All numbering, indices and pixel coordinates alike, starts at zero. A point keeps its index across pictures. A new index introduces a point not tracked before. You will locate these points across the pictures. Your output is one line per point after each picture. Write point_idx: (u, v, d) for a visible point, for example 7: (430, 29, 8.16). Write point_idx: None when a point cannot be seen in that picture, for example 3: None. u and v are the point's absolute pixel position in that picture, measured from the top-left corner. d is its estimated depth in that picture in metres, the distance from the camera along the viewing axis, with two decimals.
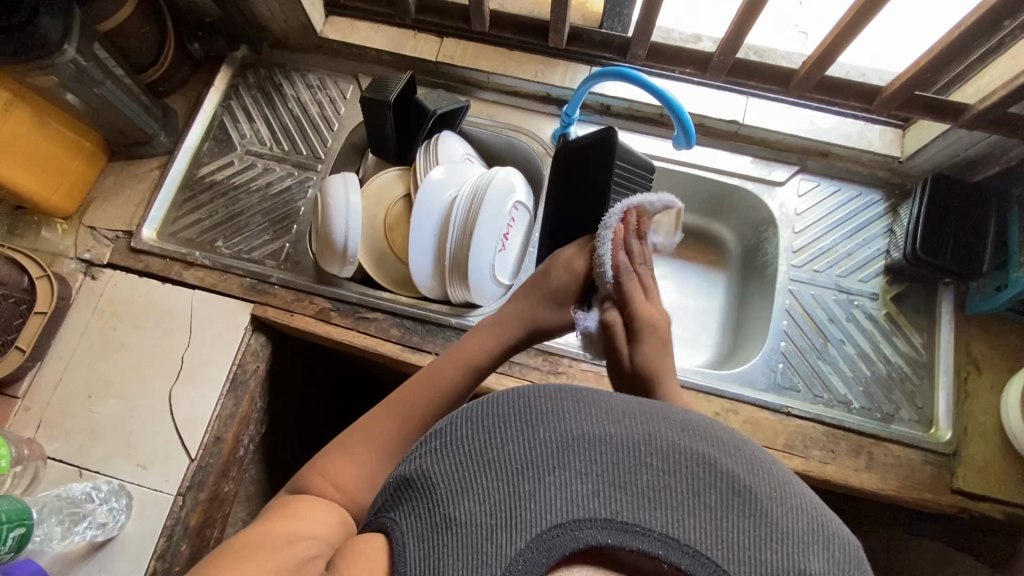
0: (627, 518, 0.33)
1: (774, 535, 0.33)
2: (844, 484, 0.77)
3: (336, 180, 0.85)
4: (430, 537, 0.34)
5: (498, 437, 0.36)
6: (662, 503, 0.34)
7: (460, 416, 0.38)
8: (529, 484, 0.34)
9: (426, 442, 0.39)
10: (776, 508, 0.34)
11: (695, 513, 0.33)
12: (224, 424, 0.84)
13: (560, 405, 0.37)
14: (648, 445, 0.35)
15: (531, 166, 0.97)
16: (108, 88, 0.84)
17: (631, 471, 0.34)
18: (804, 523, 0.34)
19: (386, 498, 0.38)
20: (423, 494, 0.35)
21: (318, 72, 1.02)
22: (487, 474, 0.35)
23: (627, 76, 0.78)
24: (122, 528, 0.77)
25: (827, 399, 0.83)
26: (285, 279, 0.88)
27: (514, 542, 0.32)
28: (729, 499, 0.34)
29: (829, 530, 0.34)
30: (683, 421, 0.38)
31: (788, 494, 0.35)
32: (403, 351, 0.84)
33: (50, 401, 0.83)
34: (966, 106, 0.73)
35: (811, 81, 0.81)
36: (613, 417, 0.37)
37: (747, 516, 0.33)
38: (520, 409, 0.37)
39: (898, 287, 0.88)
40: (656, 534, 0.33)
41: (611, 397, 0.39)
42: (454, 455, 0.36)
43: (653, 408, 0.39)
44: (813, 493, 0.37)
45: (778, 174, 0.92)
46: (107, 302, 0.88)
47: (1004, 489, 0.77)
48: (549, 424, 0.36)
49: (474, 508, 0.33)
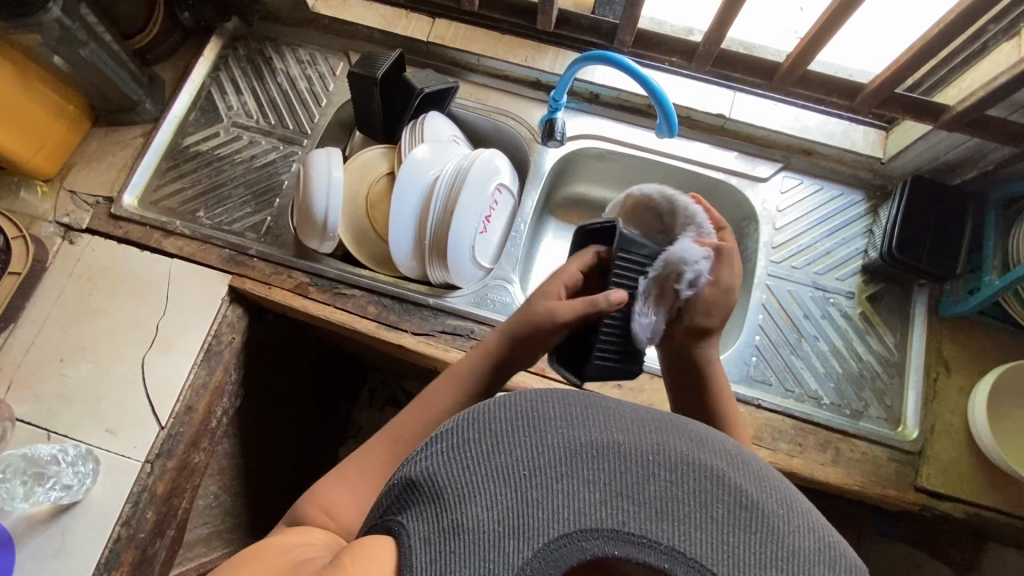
0: (634, 529, 0.33)
1: (779, 552, 0.33)
2: (809, 477, 0.78)
3: (319, 154, 0.85)
4: (437, 543, 0.32)
5: (507, 442, 0.35)
6: (670, 516, 0.34)
7: (466, 419, 0.37)
8: (539, 492, 0.33)
9: (430, 444, 0.37)
10: (782, 525, 0.34)
11: (701, 527, 0.34)
12: (197, 394, 0.83)
13: (569, 412, 0.37)
14: (656, 457, 0.36)
15: (518, 151, 0.98)
16: (92, 50, 0.83)
17: (639, 483, 0.34)
18: (808, 540, 0.34)
19: (392, 500, 0.36)
20: (432, 498, 0.34)
21: (308, 47, 1.02)
22: (496, 480, 0.34)
23: (612, 61, 0.78)
24: (88, 492, 0.77)
25: (798, 393, 0.83)
26: (263, 251, 0.88)
27: (523, 551, 0.31)
28: (736, 512, 0.34)
29: (834, 549, 0.35)
30: (690, 432, 0.38)
31: (793, 510, 0.36)
32: (379, 328, 0.84)
33: (21, 362, 0.82)
34: (945, 107, 0.74)
35: (794, 75, 0.81)
36: (622, 425, 0.37)
37: (753, 532, 0.34)
38: (529, 415, 0.36)
39: (874, 287, 0.89)
40: (663, 547, 0.33)
41: (618, 406, 0.39)
42: (462, 459, 0.35)
43: (661, 418, 0.39)
44: (820, 513, 0.37)
45: (762, 169, 0.93)
46: (84, 267, 0.87)
47: (967, 489, 0.78)
48: (558, 430, 0.36)
49: (484, 514, 0.32)
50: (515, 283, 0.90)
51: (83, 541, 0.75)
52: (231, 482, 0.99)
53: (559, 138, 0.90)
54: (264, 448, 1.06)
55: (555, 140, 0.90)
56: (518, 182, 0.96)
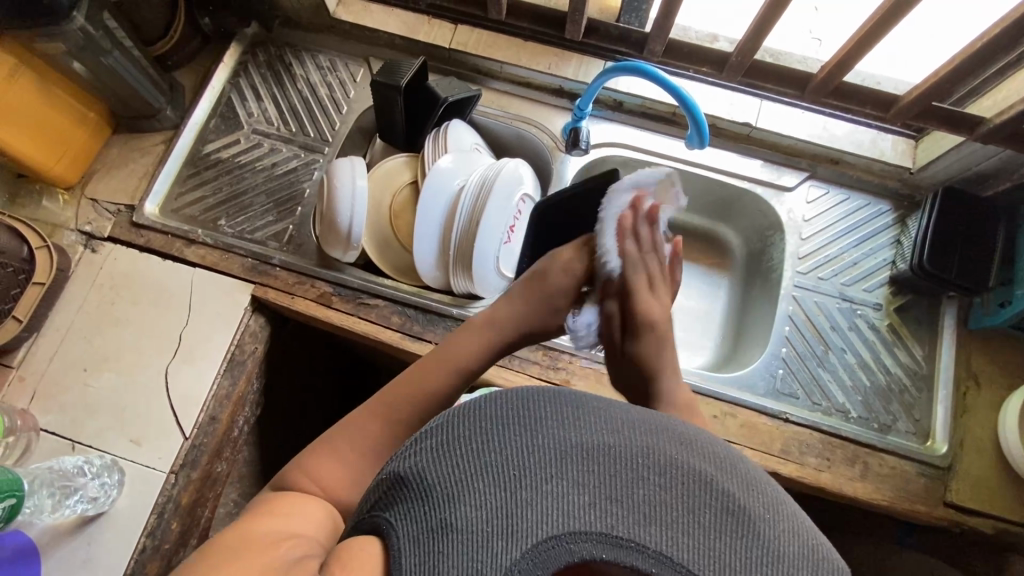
0: (622, 533, 0.34)
1: (762, 558, 0.34)
2: (837, 492, 0.77)
3: (343, 164, 0.84)
4: (426, 542, 0.33)
5: (494, 440, 0.36)
6: (658, 520, 0.34)
7: (454, 414, 0.38)
8: (527, 493, 0.34)
9: (418, 439, 0.38)
10: (769, 531, 0.35)
11: (690, 532, 0.34)
12: (220, 405, 0.83)
13: (558, 409, 0.37)
14: (647, 459, 0.36)
15: (540, 160, 0.97)
16: (115, 58, 0.82)
17: (629, 485, 0.35)
18: (793, 546, 0.35)
19: (379, 496, 0.38)
20: (418, 495, 0.35)
21: (329, 53, 1.01)
22: (483, 478, 0.35)
23: (643, 72, 0.77)
24: (114, 503, 0.76)
25: (826, 407, 0.82)
26: (287, 260, 0.88)
27: (510, 552, 0.32)
28: (724, 518, 0.35)
29: (819, 556, 0.35)
30: (683, 434, 0.38)
31: (783, 516, 0.36)
32: (404, 339, 0.84)
33: (45, 372, 0.82)
34: (982, 119, 0.72)
35: (827, 87, 0.80)
36: (614, 426, 0.37)
37: (739, 537, 0.34)
38: (518, 412, 0.37)
39: (902, 299, 0.88)
40: (651, 552, 0.33)
41: (610, 405, 0.38)
42: (450, 457, 0.36)
43: (654, 418, 0.39)
44: (805, 516, 0.38)
45: (788, 179, 0.92)
46: (106, 276, 0.87)
47: (996, 505, 0.78)
48: (548, 429, 0.36)
49: (471, 513, 0.33)
50: None
51: (109, 552, 0.75)
52: (252, 490, 0.99)
53: (585, 147, 0.90)
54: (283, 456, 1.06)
55: (580, 149, 0.90)
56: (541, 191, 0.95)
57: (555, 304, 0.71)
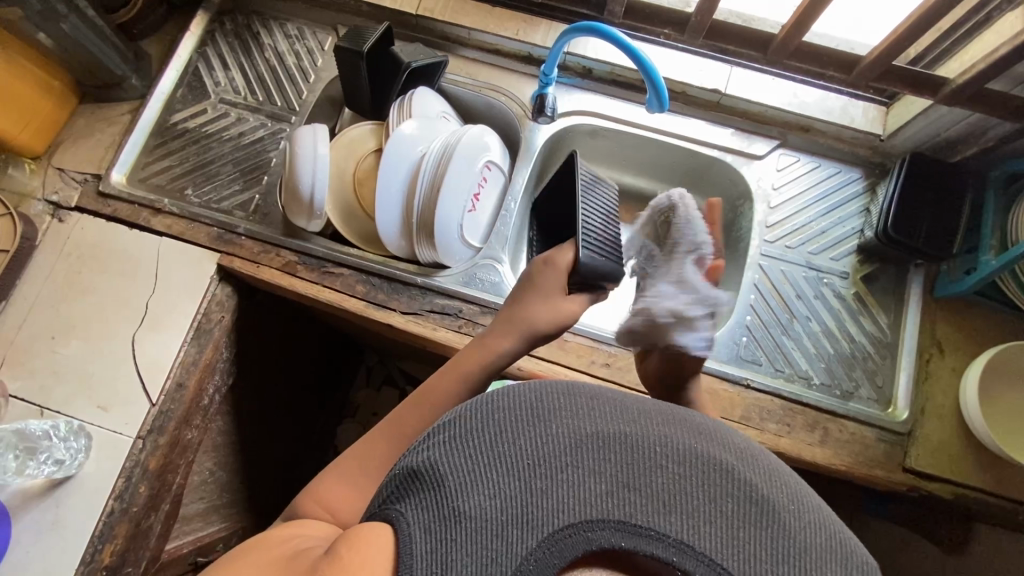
0: (642, 521, 0.33)
1: (792, 548, 0.34)
2: (797, 458, 0.77)
3: (305, 131, 0.83)
4: (437, 530, 0.33)
5: (509, 429, 0.37)
6: (679, 509, 0.34)
7: (468, 408, 0.39)
8: (543, 481, 0.34)
9: (433, 434, 0.39)
10: (796, 522, 0.35)
11: (712, 521, 0.34)
12: (187, 372, 0.84)
13: (573, 403, 0.38)
14: (664, 448, 0.36)
15: (509, 128, 0.96)
16: (73, 24, 0.81)
17: (646, 474, 0.35)
18: (821, 538, 0.35)
19: (391, 489, 0.37)
20: (429, 486, 0.35)
21: (296, 22, 1.00)
22: (497, 468, 0.35)
23: (601, 32, 0.76)
24: (81, 467, 0.78)
25: (788, 373, 0.83)
26: (252, 229, 0.88)
27: (525, 540, 0.32)
28: (747, 507, 0.35)
29: (846, 547, 0.35)
30: (700, 427, 0.39)
31: (806, 508, 0.36)
32: (367, 307, 0.84)
33: (14, 339, 0.83)
34: (946, 80, 0.71)
35: (788, 49, 0.78)
36: (629, 417, 0.38)
37: (764, 527, 0.34)
38: (534, 405, 0.38)
39: (870, 267, 0.87)
40: (671, 540, 0.33)
41: (624, 398, 0.40)
42: (464, 447, 0.36)
43: (669, 412, 0.40)
44: (828, 508, 0.38)
45: (758, 147, 0.91)
46: (73, 245, 0.87)
47: (956, 469, 0.78)
48: (562, 420, 0.37)
49: (483, 503, 0.33)
50: (504, 262, 0.89)
51: (77, 514, 0.76)
52: (227, 458, 1.00)
53: (550, 114, 0.89)
54: (259, 425, 1.07)
55: (546, 116, 0.89)
56: (509, 160, 0.95)
57: (551, 297, 0.70)
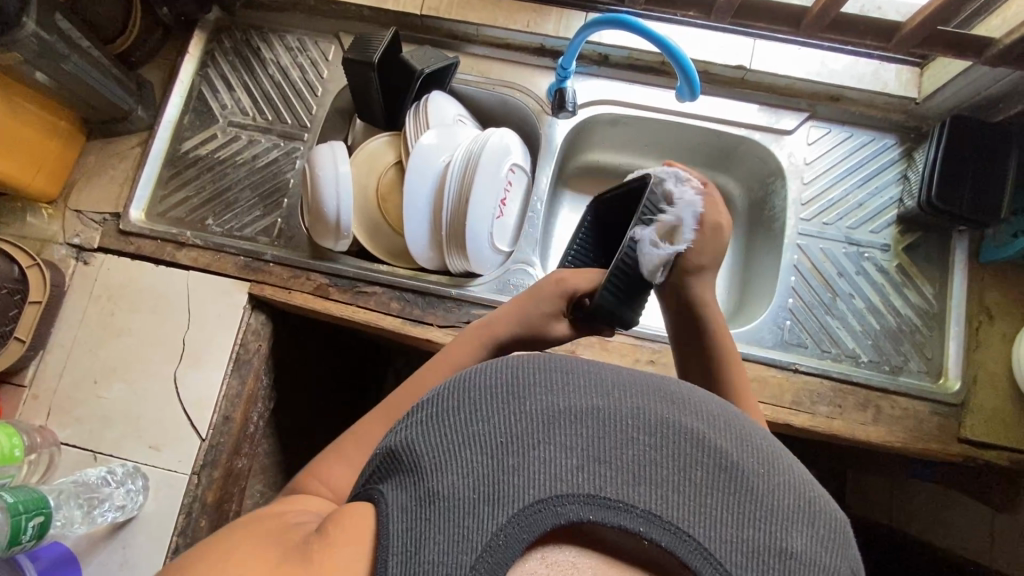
0: (610, 494, 0.33)
1: (758, 511, 0.33)
2: (850, 437, 0.77)
3: (323, 151, 0.81)
4: (414, 510, 0.33)
5: (485, 408, 0.36)
6: (647, 479, 0.34)
7: (448, 388, 0.38)
8: (514, 458, 0.34)
9: (412, 414, 0.38)
10: (763, 485, 0.34)
11: (679, 490, 0.34)
12: (232, 404, 0.84)
13: (550, 377, 0.37)
14: (636, 421, 0.35)
15: (526, 125, 0.93)
16: (75, 63, 0.79)
17: (617, 446, 0.34)
18: (788, 499, 0.34)
19: (373, 469, 0.37)
20: (407, 467, 0.35)
21: (296, 33, 0.96)
22: (472, 447, 0.34)
23: (626, 23, 0.72)
24: (142, 508, 0.79)
25: (835, 353, 0.82)
26: (280, 255, 0.86)
27: (496, 517, 0.32)
28: (716, 474, 0.34)
29: (816, 507, 0.35)
30: (675, 394, 0.38)
31: (775, 469, 0.35)
32: (404, 324, 0.83)
33: (57, 387, 0.83)
34: (991, 41, 0.68)
35: (824, 20, 0.74)
36: (603, 390, 0.37)
37: (731, 493, 0.34)
38: (507, 382, 0.37)
39: (911, 237, 0.85)
40: (639, 511, 0.33)
41: (601, 369, 0.38)
42: (440, 426, 0.36)
43: (645, 380, 0.38)
44: (806, 471, 0.37)
45: (787, 122, 0.88)
46: (102, 288, 0.86)
47: (1012, 436, 0.77)
48: (536, 397, 0.36)
49: (457, 481, 0.33)
50: (536, 265, 0.88)
51: (143, 554, 0.78)
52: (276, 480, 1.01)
53: (570, 108, 0.86)
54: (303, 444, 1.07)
55: (566, 111, 0.86)
56: (530, 159, 0.92)
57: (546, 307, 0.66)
